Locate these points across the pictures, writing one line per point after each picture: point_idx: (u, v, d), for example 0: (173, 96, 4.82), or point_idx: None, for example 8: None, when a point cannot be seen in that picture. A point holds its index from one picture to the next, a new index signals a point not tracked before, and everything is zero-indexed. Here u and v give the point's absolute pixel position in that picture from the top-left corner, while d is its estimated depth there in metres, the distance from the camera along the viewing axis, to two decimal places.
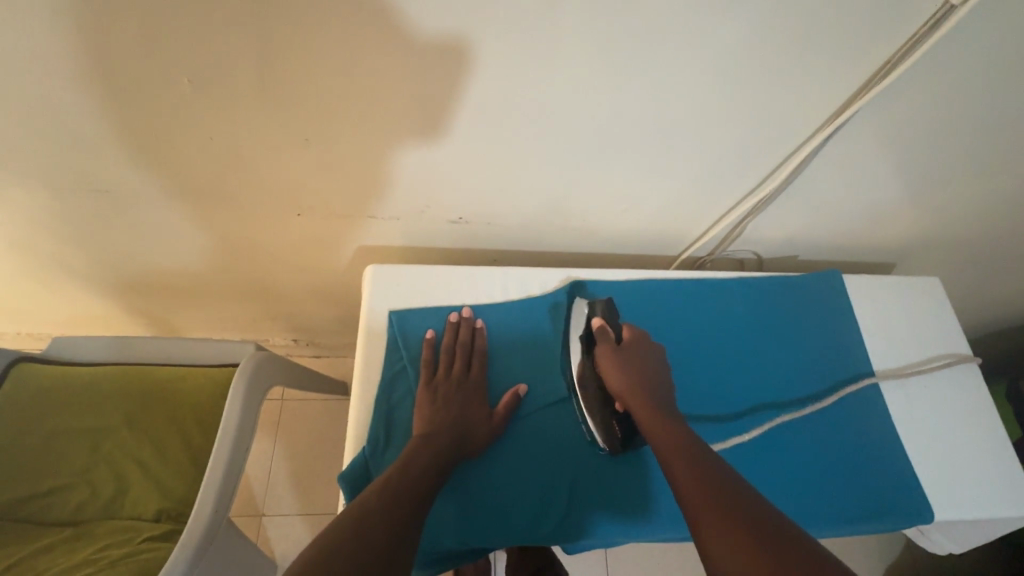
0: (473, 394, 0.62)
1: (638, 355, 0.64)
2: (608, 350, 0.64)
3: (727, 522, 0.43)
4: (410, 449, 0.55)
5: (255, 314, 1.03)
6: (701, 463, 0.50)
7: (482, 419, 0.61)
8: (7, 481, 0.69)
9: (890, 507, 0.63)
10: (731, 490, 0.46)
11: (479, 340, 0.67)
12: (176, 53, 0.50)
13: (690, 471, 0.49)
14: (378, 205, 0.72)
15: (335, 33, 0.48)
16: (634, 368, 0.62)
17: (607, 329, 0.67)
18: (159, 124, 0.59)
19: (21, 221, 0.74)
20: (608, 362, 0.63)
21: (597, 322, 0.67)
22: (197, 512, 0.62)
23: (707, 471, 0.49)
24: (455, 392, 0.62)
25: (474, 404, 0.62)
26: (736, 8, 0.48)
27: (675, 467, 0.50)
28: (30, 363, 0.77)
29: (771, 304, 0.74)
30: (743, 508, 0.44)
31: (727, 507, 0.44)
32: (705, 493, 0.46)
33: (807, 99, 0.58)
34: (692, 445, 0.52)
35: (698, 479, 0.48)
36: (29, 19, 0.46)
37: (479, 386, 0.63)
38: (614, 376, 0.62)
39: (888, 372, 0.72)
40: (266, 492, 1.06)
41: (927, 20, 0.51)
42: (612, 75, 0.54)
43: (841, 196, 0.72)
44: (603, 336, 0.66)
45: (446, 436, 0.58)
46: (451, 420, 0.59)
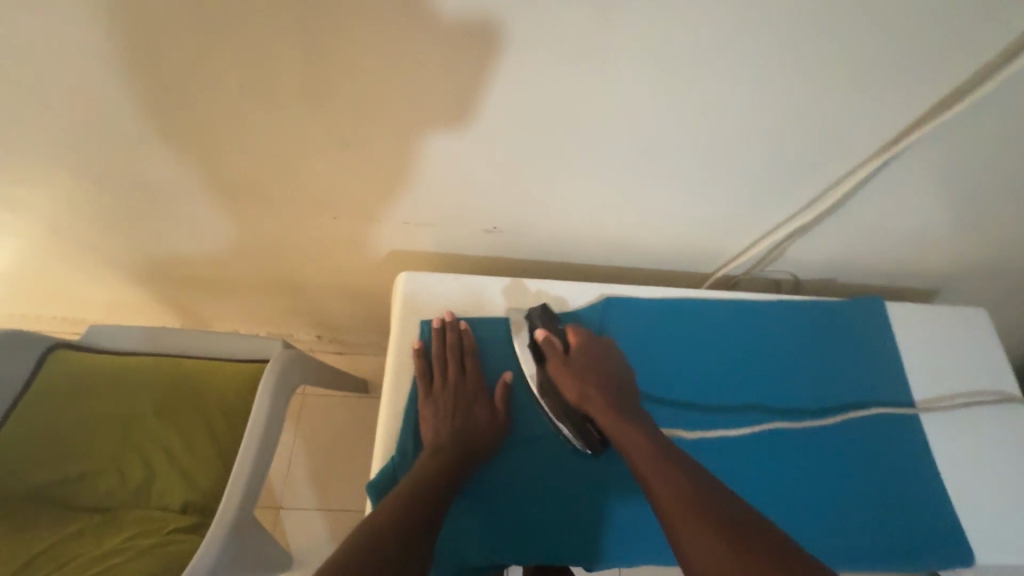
0: (476, 396, 0.62)
1: (589, 360, 0.63)
2: (560, 363, 0.63)
3: (705, 527, 0.47)
4: (422, 466, 0.56)
5: (282, 310, 1.04)
6: (670, 465, 0.53)
7: (491, 421, 0.61)
8: (41, 463, 0.71)
9: (927, 546, 0.61)
10: (703, 492, 0.50)
11: (467, 340, 0.66)
12: (228, 55, 0.51)
13: (663, 475, 0.52)
14: (412, 210, 0.72)
15: (383, 40, 0.49)
16: (588, 375, 0.62)
17: (552, 340, 0.65)
18: (204, 123, 0.60)
19: (67, 211, 0.76)
20: (564, 376, 0.62)
21: (541, 335, 0.65)
22: (225, 506, 0.64)
23: (678, 473, 0.52)
24: (456, 398, 0.62)
25: (478, 407, 0.62)
26: (789, 28, 0.47)
27: (649, 473, 0.53)
28: (67, 350, 0.79)
29: (809, 328, 0.72)
30: (717, 512, 0.48)
31: (703, 511, 0.49)
32: (681, 500, 0.50)
33: (856, 124, 0.57)
34: (660, 445, 0.56)
35: (672, 484, 0.51)
36: (96, 19, 0.48)
37: (478, 387, 0.63)
38: (575, 388, 0.62)
39: (928, 403, 0.70)
40: (284, 485, 1.08)
41: (1001, 51, 0.50)
42: (659, 91, 0.53)
43: (885, 221, 0.69)
44: (552, 349, 0.64)
45: (455, 446, 0.58)
46: (461, 429, 0.59)
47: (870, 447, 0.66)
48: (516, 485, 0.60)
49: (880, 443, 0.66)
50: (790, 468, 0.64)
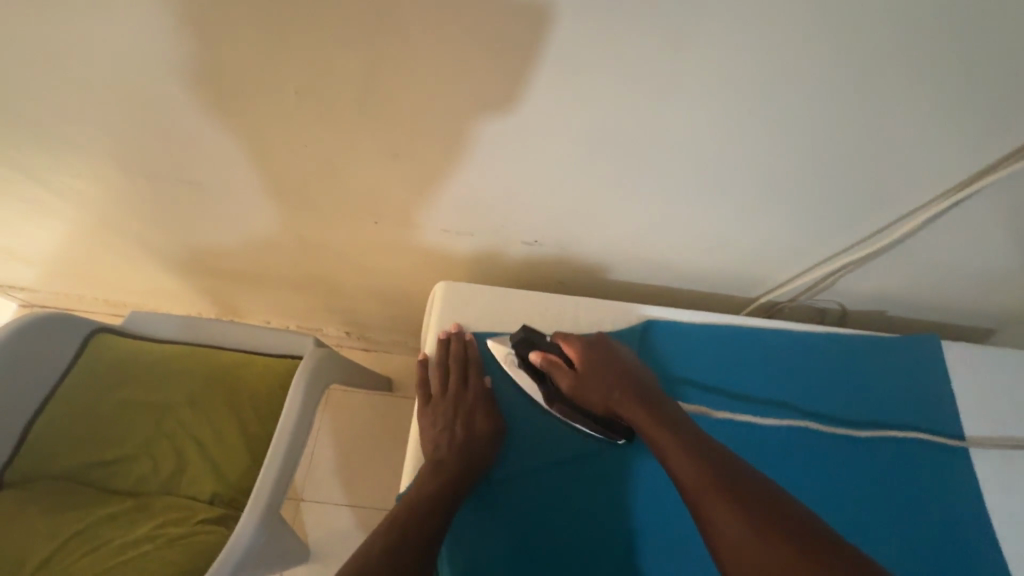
0: (478, 407, 0.61)
1: (596, 368, 0.59)
2: (571, 378, 0.60)
3: (735, 512, 0.44)
4: (422, 480, 0.56)
5: (313, 307, 1.05)
6: (695, 448, 0.50)
7: (492, 435, 0.59)
8: (81, 445, 0.73)
9: None
10: (732, 476, 0.47)
11: (470, 350, 0.66)
12: (289, 64, 0.52)
13: (687, 458, 0.49)
14: (453, 219, 0.72)
15: (442, 56, 0.49)
16: (604, 380, 0.59)
17: (552, 360, 0.61)
18: (258, 123, 0.61)
19: (120, 202, 0.79)
20: (580, 389, 0.60)
21: (537, 357, 0.62)
22: (256, 495, 0.65)
23: (704, 457, 0.49)
24: (455, 410, 0.61)
25: (480, 418, 0.60)
26: (858, 62, 0.46)
27: (671, 458, 0.50)
28: (109, 335, 0.81)
29: (858, 363, 0.69)
30: (748, 496, 0.45)
31: (731, 494, 0.45)
32: (707, 483, 0.47)
33: (925, 161, 0.54)
34: (684, 430, 0.52)
35: (697, 468, 0.48)
36: (170, 25, 0.50)
37: (480, 398, 0.62)
38: (597, 394, 0.59)
39: (984, 445, 0.66)
40: (305, 478, 1.09)
41: None
42: (715, 118, 0.52)
43: (946, 256, 0.66)
44: (555, 367, 0.61)
45: (451, 462, 0.57)
46: (460, 443, 0.58)
47: (921, 489, 0.62)
48: (547, 506, 0.58)
49: (930, 481, 0.63)
50: (836, 499, 0.61)
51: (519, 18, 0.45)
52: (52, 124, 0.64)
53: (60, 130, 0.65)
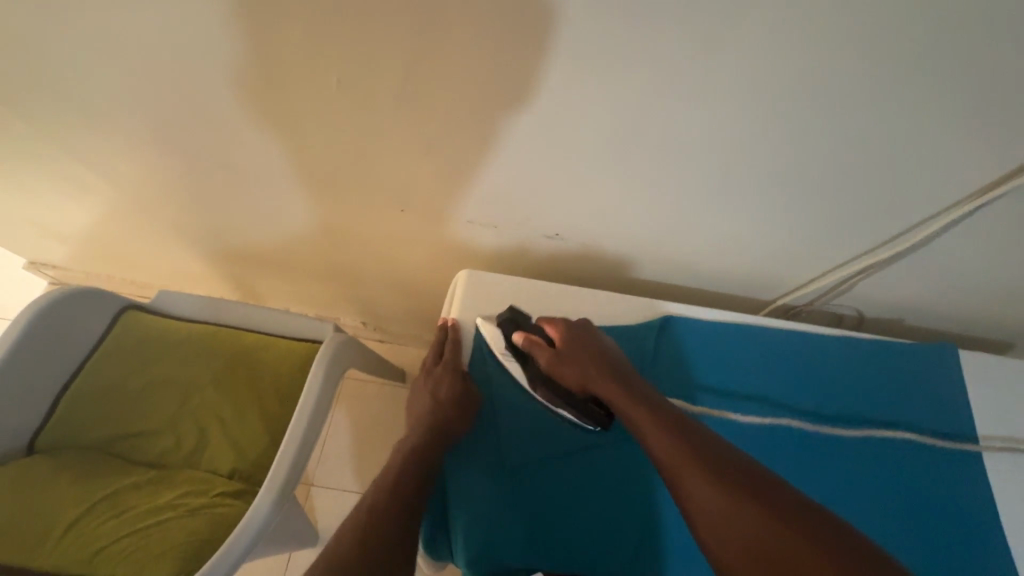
0: (443, 377, 0.63)
1: (574, 349, 0.58)
2: (550, 356, 0.59)
3: (709, 478, 0.45)
4: (395, 454, 0.59)
5: (333, 295, 1.07)
6: (670, 420, 0.51)
7: (458, 399, 0.61)
8: (108, 416, 0.75)
9: None
10: (705, 446, 0.48)
11: (446, 331, 0.68)
12: (329, 53, 0.54)
13: (662, 432, 0.50)
14: (477, 211, 0.73)
15: (478, 51, 0.50)
16: (582, 361, 0.57)
17: (534, 340, 0.60)
18: (295, 112, 0.63)
19: (156, 183, 0.81)
20: (559, 369, 0.58)
21: (519, 338, 0.61)
22: (278, 464, 0.67)
23: (678, 428, 0.50)
24: (428, 385, 0.64)
25: (445, 388, 0.62)
26: (887, 71, 0.46)
27: (647, 429, 0.51)
28: (139, 313, 0.84)
29: (873, 368, 0.69)
30: (720, 463, 0.47)
31: (704, 461, 0.47)
32: (681, 452, 0.48)
33: (946, 166, 0.54)
34: (657, 403, 0.53)
35: (671, 439, 0.49)
36: (219, 12, 0.51)
37: (447, 369, 0.64)
38: (574, 375, 0.58)
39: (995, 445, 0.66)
40: (317, 463, 1.11)
41: None
42: (739, 119, 0.53)
43: (965, 266, 0.66)
44: (535, 346, 0.60)
45: (418, 432, 0.59)
46: (426, 412, 0.60)
47: (927, 494, 0.63)
48: (558, 496, 0.59)
49: (940, 492, 0.63)
50: (843, 502, 0.62)
51: (559, 20, 0.46)
52: (99, 105, 0.67)
53: (105, 113, 0.68)
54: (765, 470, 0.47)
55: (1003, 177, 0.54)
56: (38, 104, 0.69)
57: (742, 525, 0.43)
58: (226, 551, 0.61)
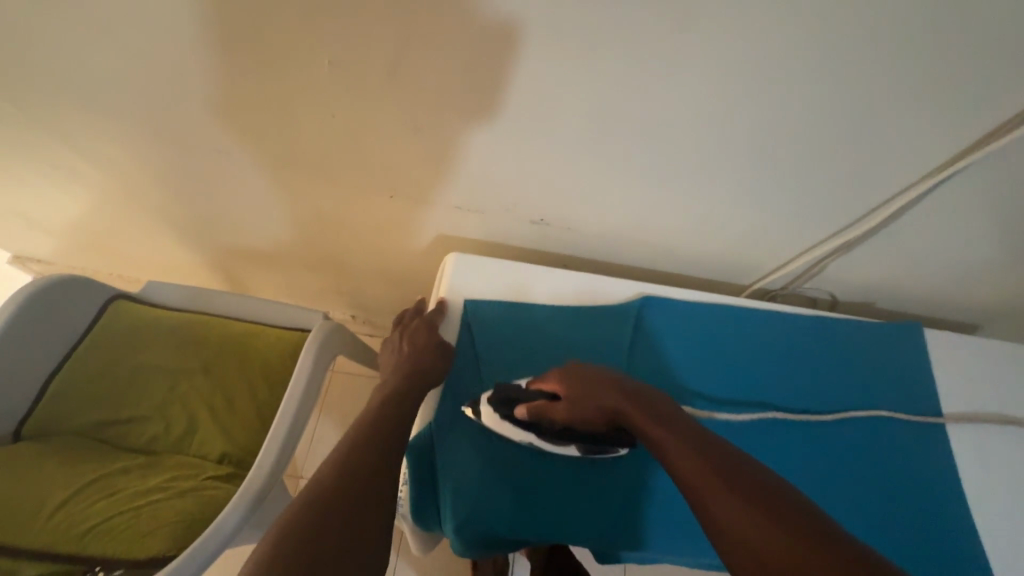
0: (420, 326, 0.66)
1: (581, 395, 0.55)
2: (564, 411, 0.56)
3: (735, 499, 0.42)
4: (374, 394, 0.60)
5: (322, 286, 1.08)
6: (691, 439, 0.48)
7: (435, 344, 0.64)
8: (97, 404, 0.76)
9: (946, 559, 0.62)
10: (729, 463, 0.45)
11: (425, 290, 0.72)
12: (317, 40, 0.55)
13: (684, 450, 0.47)
14: (464, 198, 0.75)
15: (462, 37, 0.52)
16: (593, 400, 0.54)
17: (541, 407, 0.58)
18: (285, 101, 0.64)
19: (143, 172, 0.82)
20: (577, 418, 0.56)
21: (521, 412, 0.58)
22: (268, 448, 0.68)
23: (700, 446, 0.47)
24: (403, 334, 0.67)
25: (423, 334, 0.65)
26: (849, 53, 0.49)
27: (667, 449, 0.48)
28: (127, 302, 0.84)
29: (842, 345, 0.72)
30: (746, 480, 0.43)
31: (728, 480, 0.43)
32: (704, 470, 0.45)
33: (908, 146, 0.57)
34: (677, 421, 0.50)
35: (693, 457, 0.46)
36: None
37: (424, 320, 0.67)
38: (593, 416, 0.55)
39: (958, 416, 0.69)
40: (307, 456, 1.12)
41: None
42: (714, 103, 0.55)
43: (929, 247, 0.69)
44: (545, 410, 0.57)
45: (397, 370, 0.61)
46: (404, 359, 0.62)
47: (894, 461, 0.66)
48: (542, 466, 0.60)
49: (905, 460, 0.66)
50: (816, 473, 0.65)
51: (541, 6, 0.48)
52: (86, 94, 0.67)
53: (94, 104, 0.69)
54: (789, 487, 0.43)
55: (957, 156, 0.58)
56: (26, 94, 0.69)
57: (771, 548, 0.39)
58: (220, 524, 0.61)
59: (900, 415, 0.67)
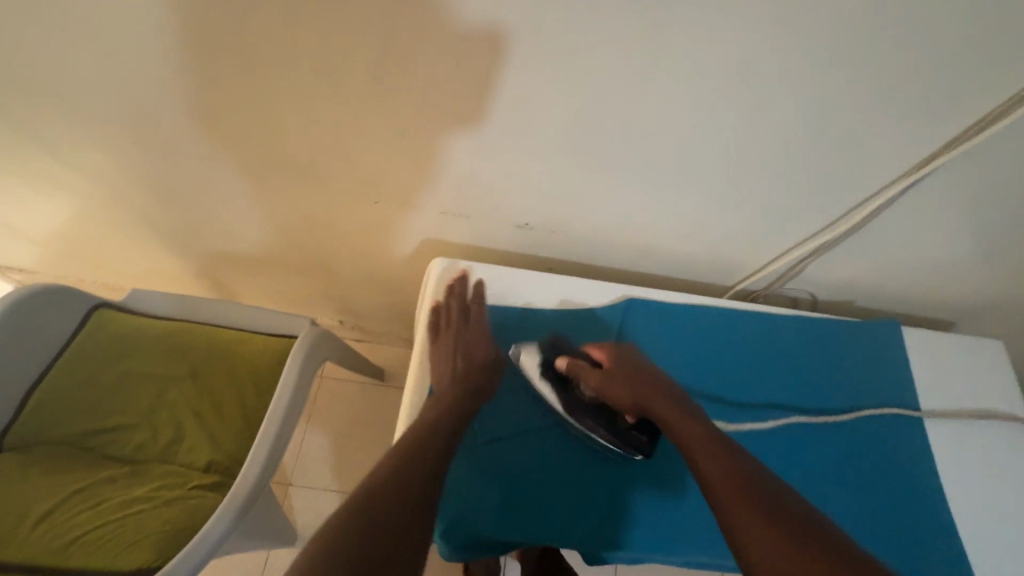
0: (477, 339, 0.65)
1: (624, 370, 0.60)
2: (599, 377, 0.60)
3: (755, 514, 0.43)
4: (431, 407, 0.58)
5: (309, 292, 1.08)
6: (721, 445, 0.50)
7: (491, 364, 0.64)
8: (80, 413, 0.75)
9: (924, 553, 0.63)
10: (757, 481, 0.46)
11: (477, 291, 0.70)
12: (298, 45, 0.56)
13: (714, 455, 0.49)
14: (449, 202, 0.75)
15: (442, 41, 0.53)
16: (630, 381, 0.59)
17: (580, 364, 0.62)
18: (268, 106, 0.64)
19: (125, 180, 0.81)
20: (606, 390, 0.60)
21: (563, 363, 0.63)
22: (254, 454, 0.68)
23: (729, 453, 0.49)
24: (460, 342, 0.65)
25: (480, 350, 0.64)
26: (819, 56, 0.50)
27: (697, 452, 0.50)
28: (111, 311, 0.83)
29: (823, 344, 0.73)
30: (771, 501, 0.44)
31: (753, 496, 0.44)
32: (731, 478, 0.46)
33: (882, 146, 0.59)
34: (713, 429, 0.52)
35: (722, 467, 0.47)
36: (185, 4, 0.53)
37: (481, 331, 0.66)
38: (623, 395, 0.59)
39: (937, 413, 0.71)
40: (296, 463, 1.11)
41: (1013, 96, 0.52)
42: (692, 106, 0.56)
43: (905, 246, 0.71)
44: (582, 370, 0.61)
45: (456, 386, 0.60)
46: (461, 376, 0.61)
47: (872, 457, 0.67)
48: (527, 468, 0.61)
49: (883, 456, 0.68)
50: (794, 471, 0.66)
51: (518, 10, 0.49)
52: (66, 101, 0.67)
53: (75, 111, 0.69)
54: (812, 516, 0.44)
55: (928, 158, 0.59)
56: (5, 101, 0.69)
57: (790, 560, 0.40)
58: (211, 527, 0.62)
59: (875, 411, 0.69)
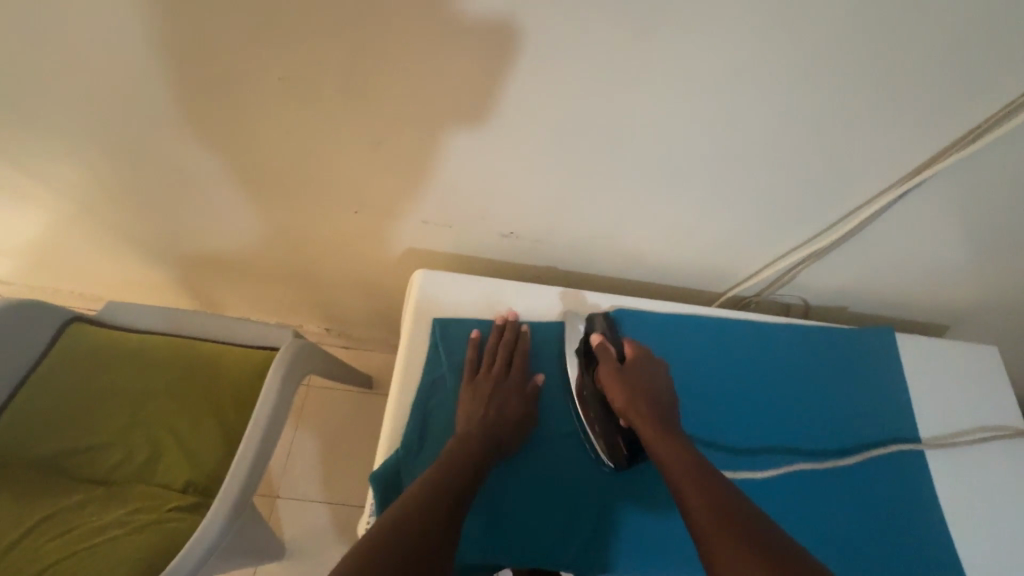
0: (511, 394, 0.62)
1: (638, 373, 0.62)
2: (613, 368, 0.62)
3: (736, 546, 0.45)
4: (451, 452, 0.55)
5: (293, 300, 1.05)
6: (706, 478, 0.51)
7: (518, 422, 0.61)
8: (52, 432, 0.72)
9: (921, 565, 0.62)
10: (741, 512, 0.48)
11: (523, 341, 0.67)
12: (267, 51, 0.53)
13: (698, 487, 0.50)
14: (432, 210, 0.73)
15: (418, 45, 0.50)
16: (635, 389, 0.60)
17: (608, 348, 0.64)
18: (240, 113, 0.62)
19: (96, 189, 0.78)
20: (612, 384, 0.61)
21: (595, 339, 0.65)
22: (233, 473, 0.66)
23: (714, 486, 0.50)
24: (495, 391, 0.62)
25: (513, 405, 0.61)
26: (807, 60, 0.48)
27: (682, 482, 0.51)
28: (84, 325, 0.81)
29: (815, 355, 0.73)
30: (755, 532, 0.46)
31: (738, 528, 0.46)
32: (714, 512, 0.48)
33: (874, 150, 0.57)
34: (698, 460, 0.53)
35: (707, 498, 0.49)
36: (147, 8, 0.50)
37: (519, 387, 0.63)
38: (620, 397, 0.60)
39: (934, 439, 0.70)
40: (283, 475, 1.08)
41: (1006, 105, 0.52)
42: (678, 112, 0.54)
43: (898, 251, 0.69)
44: (605, 355, 0.63)
45: (480, 437, 0.57)
46: (486, 427, 0.58)
47: (865, 468, 0.67)
48: (515, 488, 0.59)
49: (877, 468, 0.67)
50: (789, 484, 0.64)
51: (497, 12, 0.47)
52: (30, 109, 0.64)
53: (39, 120, 0.66)
54: (799, 546, 0.45)
55: (920, 167, 0.58)
56: None
57: None
58: (207, 525, 0.62)
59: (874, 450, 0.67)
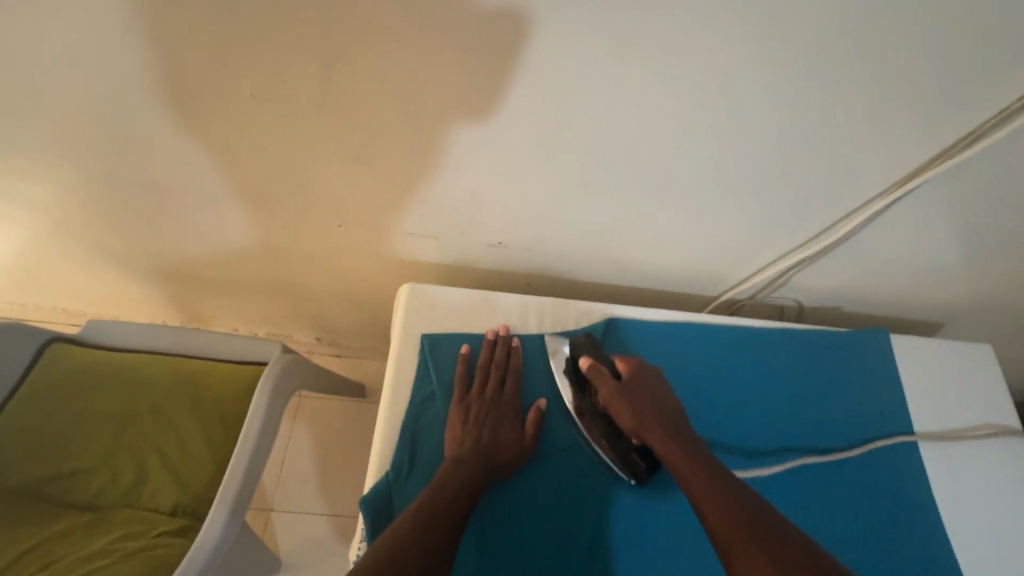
0: (504, 415, 0.61)
1: (637, 387, 0.60)
2: (612, 387, 0.60)
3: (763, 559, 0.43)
4: (443, 475, 0.55)
5: (280, 312, 1.03)
6: (724, 488, 0.50)
7: (513, 444, 0.59)
8: (33, 459, 0.70)
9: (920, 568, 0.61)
10: (758, 518, 0.46)
11: (515, 359, 0.66)
12: (240, 64, 0.52)
13: (716, 498, 0.49)
14: (418, 222, 0.71)
15: (395, 57, 0.49)
16: (638, 405, 0.58)
17: (600, 368, 0.62)
18: (216, 128, 0.60)
19: (72, 207, 0.76)
20: (613, 402, 0.60)
21: (585, 362, 0.63)
22: (226, 485, 0.65)
23: (733, 496, 0.49)
24: (487, 413, 0.61)
25: (507, 429, 0.60)
26: (793, 66, 0.48)
27: (698, 494, 0.50)
28: (64, 345, 0.79)
29: (811, 360, 0.72)
30: (779, 542, 0.44)
31: (761, 542, 0.44)
32: (735, 524, 0.46)
33: (864, 154, 0.56)
34: (712, 468, 0.52)
35: (726, 512, 0.47)
36: (112, 23, 0.49)
37: (512, 407, 0.62)
38: (625, 414, 0.59)
39: (931, 432, 0.69)
40: (276, 489, 1.07)
41: (999, 111, 0.51)
42: (664, 119, 0.53)
43: (891, 252, 0.69)
44: (598, 376, 0.62)
45: (474, 460, 0.56)
46: (479, 450, 0.57)
47: (862, 473, 0.66)
48: (508, 509, 0.58)
49: (875, 473, 0.66)
50: (790, 493, 0.63)
51: (474, 24, 0.46)
52: None
53: (8, 138, 0.64)
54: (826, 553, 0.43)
55: (915, 172, 0.58)
56: None
57: None
58: (209, 531, 0.62)
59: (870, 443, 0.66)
